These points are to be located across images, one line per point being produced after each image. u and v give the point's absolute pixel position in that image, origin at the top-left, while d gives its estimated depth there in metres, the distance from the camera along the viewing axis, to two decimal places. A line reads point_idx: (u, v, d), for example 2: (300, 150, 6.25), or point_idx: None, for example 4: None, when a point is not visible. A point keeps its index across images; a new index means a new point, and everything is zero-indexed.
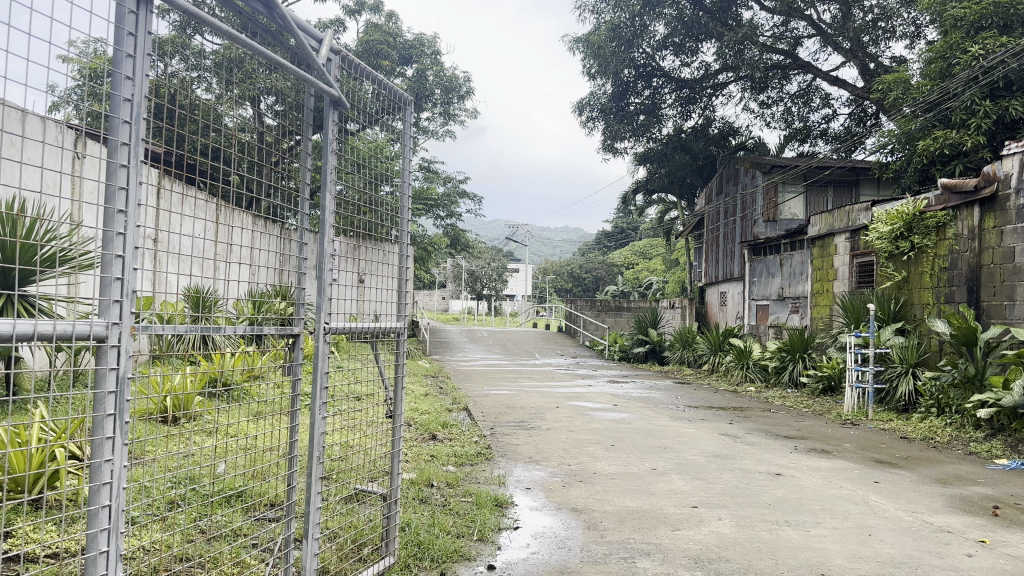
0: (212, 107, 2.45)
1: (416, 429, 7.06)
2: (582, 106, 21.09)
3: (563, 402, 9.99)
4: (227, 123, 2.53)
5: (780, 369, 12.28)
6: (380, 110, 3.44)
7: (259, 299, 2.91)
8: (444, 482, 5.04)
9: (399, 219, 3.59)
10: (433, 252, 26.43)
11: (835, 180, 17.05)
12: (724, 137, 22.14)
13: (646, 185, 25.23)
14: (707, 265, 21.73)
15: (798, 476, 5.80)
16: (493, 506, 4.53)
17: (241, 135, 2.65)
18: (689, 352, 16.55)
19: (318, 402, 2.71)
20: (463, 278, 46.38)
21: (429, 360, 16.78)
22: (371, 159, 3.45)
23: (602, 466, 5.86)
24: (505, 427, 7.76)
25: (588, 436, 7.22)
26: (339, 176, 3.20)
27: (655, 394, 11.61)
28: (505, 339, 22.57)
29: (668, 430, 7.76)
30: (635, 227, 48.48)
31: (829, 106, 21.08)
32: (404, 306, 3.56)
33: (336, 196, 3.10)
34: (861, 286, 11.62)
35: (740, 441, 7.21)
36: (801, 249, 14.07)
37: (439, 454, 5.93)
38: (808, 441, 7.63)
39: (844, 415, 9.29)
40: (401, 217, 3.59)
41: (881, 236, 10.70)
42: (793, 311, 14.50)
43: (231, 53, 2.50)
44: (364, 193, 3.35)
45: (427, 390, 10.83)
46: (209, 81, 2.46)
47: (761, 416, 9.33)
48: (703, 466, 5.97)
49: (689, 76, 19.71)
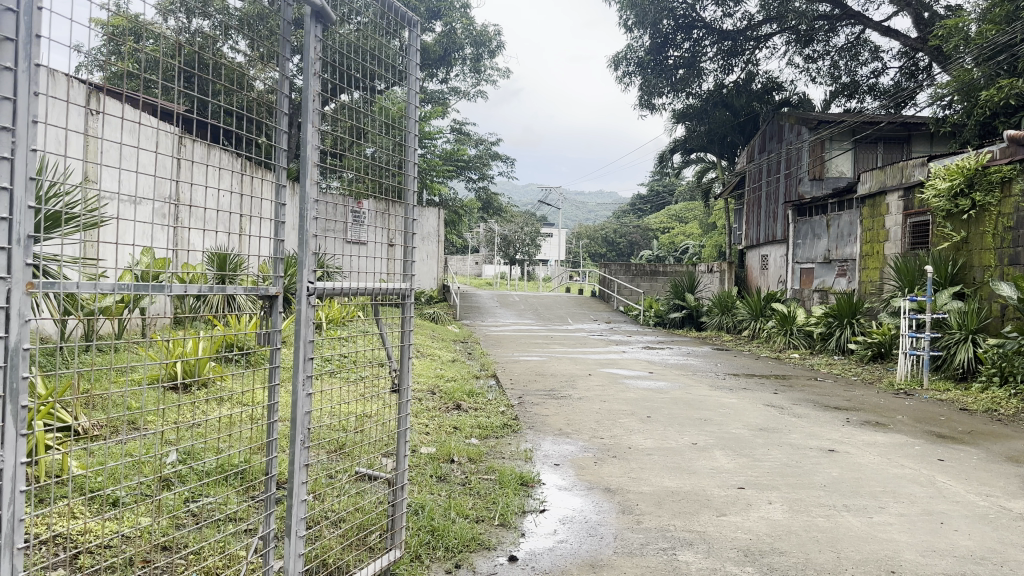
0: (242, 70, 2.27)
1: (439, 398, 6.68)
2: (617, 61, 20.30)
3: (596, 369, 9.55)
4: (256, 88, 2.36)
5: (827, 335, 11.69)
6: (408, 63, 3.00)
7: (275, 261, 2.55)
8: (466, 457, 4.64)
9: (403, 177, 3.03)
10: (465, 216, 26.06)
11: (885, 137, 16.15)
12: (767, 93, 21.23)
13: (684, 144, 24.41)
14: (747, 228, 20.98)
15: (855, 453, 5.30)
16: (518, 486, 4.12)
17: (269, 97, 2.42)
18: (729, 317, 15.99)
19: (301, 376, 2.25)
20: (496, 243, 45.98)
21: (458, 325, 16.43)
22: (395, 119, 3.01)
23: (637, 440, 5.42)
24: (534, 395, 7.35)
25: (622, 407, 6.77)
26: (370, 136, 2.78)
27: (693, 361, 11.10)
28: (537, 303, 22.17)
29: (708, 400, 7.29)
30: (671, 191, 47.54)
31: (879, 59, 20.01)
32: (411, 265, 3.05)
33: (362, 156, 2.71)
34: (915, 247, 10.92)
35: (786, 413, 6.71)
36: (850, 209, 13.37)
37: (463, 426, 5.53)
38: (860, 412, 7.10)
39: (897, 384, 8.70)
40: (406, 175, 3.02)
41: (939, 193, 9.95)
42: (840, 275, 13.83)
43: (255, 7, 2.26)
44: (387, 151, 2.91)
45: (455, 356, 10.47)
46: (239, 41, 2.23)
47: (807, 385, 8.81)
48: (749, 441, 5.50)
49: (732, 27, 18.78)
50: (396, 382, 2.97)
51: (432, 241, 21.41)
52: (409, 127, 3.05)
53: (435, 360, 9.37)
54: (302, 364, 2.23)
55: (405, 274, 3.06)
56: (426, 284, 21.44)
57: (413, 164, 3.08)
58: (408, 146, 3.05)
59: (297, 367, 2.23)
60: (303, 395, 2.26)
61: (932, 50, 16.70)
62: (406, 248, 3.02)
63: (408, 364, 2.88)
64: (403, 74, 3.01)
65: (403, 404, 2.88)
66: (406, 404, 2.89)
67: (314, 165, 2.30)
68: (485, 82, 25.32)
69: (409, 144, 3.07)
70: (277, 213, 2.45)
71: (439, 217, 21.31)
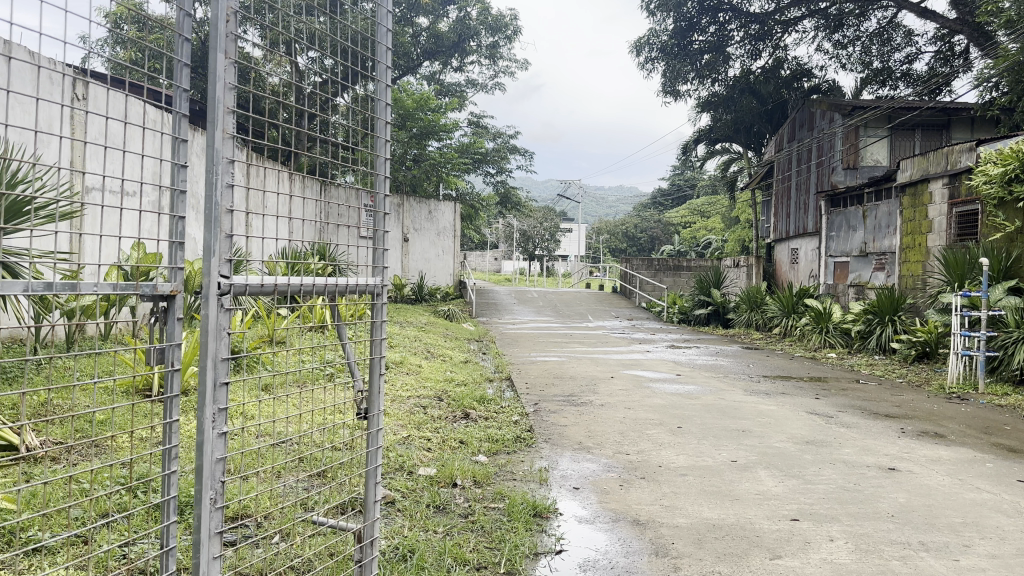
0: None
1: (447, 405, 6.06)
2: (639, 46, 19.61)
3: (619, 371, 8.88)
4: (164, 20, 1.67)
5: (866, 334, 10.95)
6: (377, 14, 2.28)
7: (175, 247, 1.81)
8: (471, 480, 3.99)
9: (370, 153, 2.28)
10: (483, 210, 25.50)
11: (923, 122, 15.26)
12: (795, 80, 20.39)
13: (709, 134, 23.61)
14: (776, 220, 20.17)
15: (920, 472, 4.61)
16: (529, 518, 3.48)
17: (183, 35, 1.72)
18: (758, 314, 15.26)
19: (209, 408, 1.55)
20: (515, 238, 45.40)
21: (475, 322, 15.80)
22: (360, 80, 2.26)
23: (667, 457, 4.76)
24: (552, 401, 6.71)
25: (649, 415, 6.10)
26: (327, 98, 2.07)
27: (723, 361, 10.40)
28: (557, 300, 21.50)
29: (744, 407, 6.61)
30: (693, 185, 46.69)
31: (913, 44, 19.02)
32: (383, 253, 2.30)
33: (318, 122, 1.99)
34: (962, 238, 10.08)
35: (832, 422, 6.02)
36: (888, 199, 12.59)
37: (471, 440, 4.89)
38: (913, 420, 6.37)
39: (948, 388, 7.93)
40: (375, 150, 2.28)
41: (990, 179, 9.04)
42: (877, 268, 13.04)
43: None
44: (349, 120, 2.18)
45: (469, 356, 9.86)
46: None
47: (850, 389, 8.09)
48: (797, 458, 4.82)
49: (759, 9, 17.96)
50: (364, 408, 2.29)
51: (448, 236, 20.90)
52: (379, 89, 2.31)
53: (446, 361, 8.76)
54: (211, 389, 1.55)
55: (376, 267, 2.31)
56: (442, 280, 20.90)
57: (384, 138, 2.33)
58: (378, 116, 2.31)
59: (205, 390, 1.54)
60: (215, 435, 1.57)
61: (973, 32, 15.79)
62: (378, 243, 2.27)
63: (380, 381, 2.27)
64: (370, 40, 2.28)
65: (375, 434, 2.27)
66: (378, 435, 2.27)
67: (228, 108, 1.60)
68: (503, 73, 24.75)
69: (378, 110, 2.31)
70: (174, 176, 1.68)
71: (456, 212, 20.86)
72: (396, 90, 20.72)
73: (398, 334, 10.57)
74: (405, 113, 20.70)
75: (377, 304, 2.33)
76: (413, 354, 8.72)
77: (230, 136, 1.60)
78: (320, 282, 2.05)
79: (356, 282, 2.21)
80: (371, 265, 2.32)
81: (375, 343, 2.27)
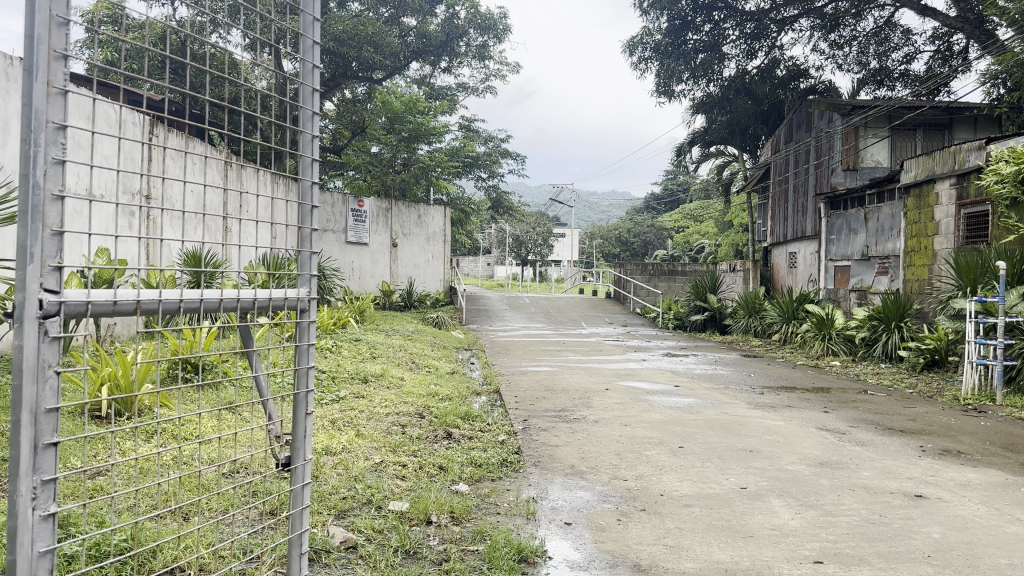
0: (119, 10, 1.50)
1: (428, 424, 5.57)
2: (633, 45, 19.21)
3: (614, 383, 8.38)
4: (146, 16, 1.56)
5: (871, 341, 10.52)
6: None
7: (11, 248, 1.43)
8: (449, 517, 3.51)
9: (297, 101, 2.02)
10: (474, 215, 25.02)
11: (925, 122, 14.88)
12: (791, 80, 20.02)
13: (704, 136, 23.19)
14: (772, 223, 19.79)
15: (951, 500, 4.13)
16: (514, 564, 2.99)
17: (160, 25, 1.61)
18: (757, 320, 14.82)
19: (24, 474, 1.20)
20: (507, 243, 44.76)
21: (464, 330, 15.28)
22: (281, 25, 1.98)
23: (670, 484, 4.28)
24: (542, 418, 6.21)
25: (648, 434, 5.61)
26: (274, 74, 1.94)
27: (722, 371, 9.92)
28: (550, 306, 21.00)
29: (750, 423, 6.13)
30: (686, 189, 46.19)
31: (910, 44, 18.63)
32: (312, 261, 1.89)
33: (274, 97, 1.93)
34: (971, 240, 9.65)
35: (846, 440, 5.54)
36: (890, 201, 12.18)
37: (452, 465, 4.40)
38: (932, 436, 5.89)
39: (963, 399, 7.47)
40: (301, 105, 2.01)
41: (1002, 178, 8.60)
42: (880, 273, 12.63)
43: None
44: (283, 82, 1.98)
45: (456, 367, 9.35)
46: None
47: (859, 401, 7.61)
48: (811, 484, 4.36)
49: (754, 8, 17.56)
50: (288, 458, 1.85)
51: (438, 241, 20.48)
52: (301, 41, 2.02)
53: (431, 373, 8.25)
54: (28, 456, 1.20)
55: (304, 277, 1.88)
56: (432, 286, 20.37)
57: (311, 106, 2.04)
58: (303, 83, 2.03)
59: (18, 460, 1.19)
60: (38, 519, 1.22)
61: (974, 30, 15.39)
62: (301, 241, 1.87)
63: (308, 422, 1.83)
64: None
65: (301, 490, 1.83)
66: (304, 492, 1.84)
67: (55, 54, 1.22)
68: (493, 75, 24.27)
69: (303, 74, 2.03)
70: None
71: (446, 216, 20.48)
72: (385, 92, 20.26)
73: (382, 344, 10.06)
74: (394, 115, 20.26)
75: (302, 318, 1.86)
76: (395, 365, 8.21)
77: (60, 91, 1.24)
78: (221, 297, 1.64)
79: (271, 295, 1.78)
80: (301, 276, 1.88)
81: (301, 373, 1.82)
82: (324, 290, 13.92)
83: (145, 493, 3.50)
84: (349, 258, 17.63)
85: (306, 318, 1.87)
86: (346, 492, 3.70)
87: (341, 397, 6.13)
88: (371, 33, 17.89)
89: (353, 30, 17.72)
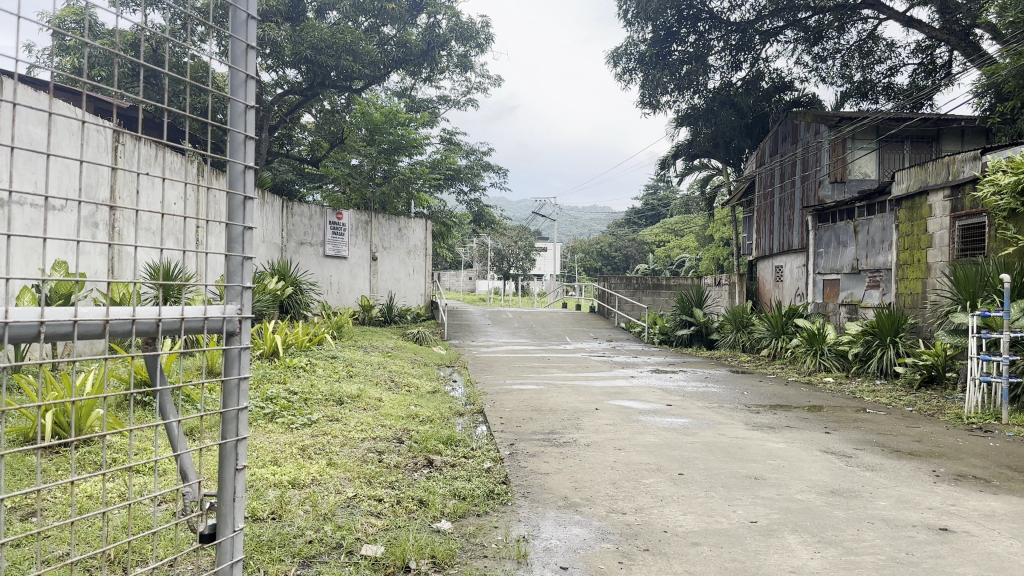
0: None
1: (408, 450, 5.16)
2: (617, 56, 19.08)
3: (603, 402, 7.99)
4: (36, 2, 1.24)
5: (865, 357, 10.21)
6: None
7: None
8: (430, 563, 3.10)
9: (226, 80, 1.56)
10: (455, 228, 24.64)
11: (912, 134, 14.73)
12: (775, 92, 19.87)
13: (687, 149, 22.99)
14: (758, 237, 19.56)
15: (979, 535, 3.76)
16: None
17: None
18: (745, 335, 14.53)
19: None
20: (489, 257, 44.34)
21: (446, 346, 14.86)
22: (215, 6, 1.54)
23: (673, 518, 3.90)
24: (530, 441, 5.80)
25: (645, 459, 5.23)
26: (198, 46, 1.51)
27: (713, 388, 9.56)
28: (533, 320, 20.64)
29: (750, 446, 5.76)
30: (669, 204, 46.06)
31: (894, 56, 18.49)
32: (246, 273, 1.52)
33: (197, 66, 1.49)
34: (966, 253, 9.40)
35: (854, 465, 5.19)
36: (881, 213, 11.95)
37: (431, 499, 3.99)
38: (944, 459, 5.55)
39: (966, 418, 7.16)
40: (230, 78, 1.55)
41: (1000, 189, 8.35)
42: (872, 287, 12.39)
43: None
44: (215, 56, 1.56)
45: (437, 385, 8.92)
46: None
47: (861, 421, 7.26)
48: (826, 517, 3.98)
49: (738, 19, 17.44)
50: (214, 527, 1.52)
51: (419, 254, 20.02)
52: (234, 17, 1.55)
53: (411, 393, 7.82)
54: None
55: (233, 290, 1.50)
56: (413, 301, 19.91)
57: (245, 72, 1.59)
58: (234, 39, 1.55)
59: None
60: None
61: (960, 41, 15.28)
62: (231, 244, 1.50)
63: (237, 482, 1.48)
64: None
65: (228, 569, 1.48)
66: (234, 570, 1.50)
67: None
68: (475, 88, 23.99)
69: (234, 28, 1.56)
70: None
71: (427, 229, 20.06)
72: (365, 103, 19.90)
73: (361, 361, 9.63)
74: (374, 127, 19.91)
75: (230, 345, 1.50)
76: (373, 385, 7.78)
77: None
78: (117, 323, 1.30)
79: (196, 313, 1.43)
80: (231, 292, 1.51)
81: (230, 419, 1.47)
82: (300, 304, 13.49)
83: (87, 537, 3.16)
84: (327, 272, 17.24)
85: (238, 344, 1.52)
86: (314, 532, 3.31)
87: (313, 421, 5.71)
88: (349, 41, 17.56)
89: (331, 39, 17.34)
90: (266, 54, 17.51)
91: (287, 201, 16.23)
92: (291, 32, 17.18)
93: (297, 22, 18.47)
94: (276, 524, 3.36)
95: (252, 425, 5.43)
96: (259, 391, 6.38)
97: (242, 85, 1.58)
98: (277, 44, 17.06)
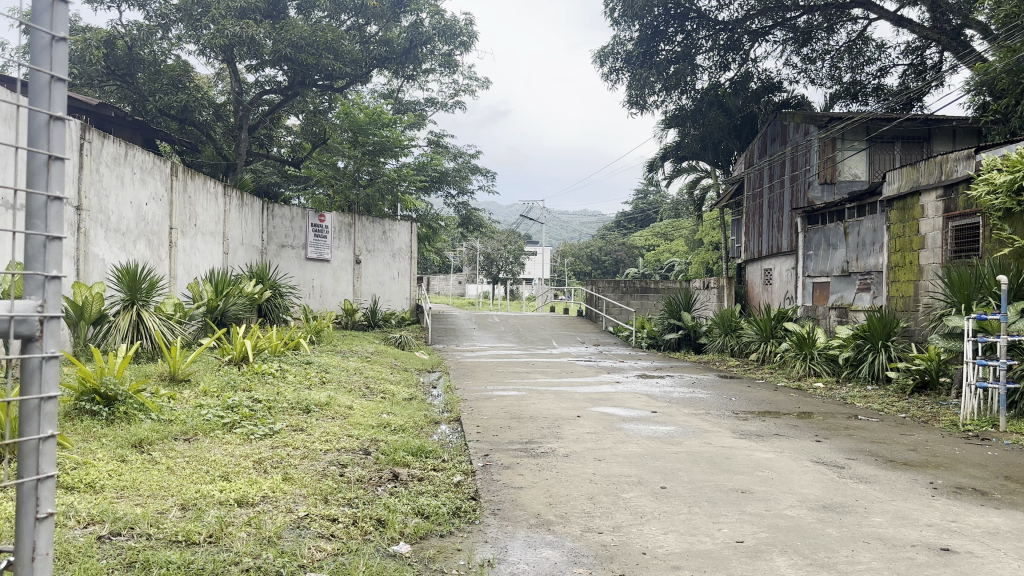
0: None
1: (374, 462, 4.84)
2: (603, 56, 18.89)
3: (585, 409, 7.69)
4: None
5: (856, 362, 9.95)
6: None
7: None
8: None
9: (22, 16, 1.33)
10: (442, 231, 24.31)
11: (903, 134, 14.55)
12: (764, 93, 19.68)
13: (676, 151, 22.75)
14: (746, 240, 19.34)
15: (984, 556, 3.46)
16: None
17: None
18: (733, 339, 14.27)
19: None
20: (478, 262, 44.02)
21: (428, 350, 14.51)
22: None
23: (653, 538, 3.59)
24: (505, 452, 5.50)
25: (626, 471, 4.92)
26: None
27: (700, 394, 9.27)
28: (520, 324, 20.33)
29: (739, 456, 5.46)
30: (658, 208, 45.90)
31: (883, 57, 18.32)
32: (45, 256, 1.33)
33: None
34: (959, 254, 9.16)
35: (848, 477, 4.90)
36: (872, 214, 11.72)
37: (391, 519, 3.65)
38: (941, 470, 5.27)
39: (963, 425, 6.90)
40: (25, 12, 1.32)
41: (995, 188, 8.11)
42: (862, 290, 12.17)
43: None
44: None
45: (415, 392, 8.60)
46: None
47: (854, 428, 6.98)
48: (818, 537, 3.67)
49: (727, 17, 17.23)
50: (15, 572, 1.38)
51: (404, 257, 19.65)
52: None
53: (386, 400, 7.49)
54: None
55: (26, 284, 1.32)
56: (398, 305, 19.54)
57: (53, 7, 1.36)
58: None
59: None
60: None
61: (950, 41, 15.11)
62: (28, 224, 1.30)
63: (40, 534, 1.35)
64: None
65: None
66: None
67: None
68: (461, 89, 23.70)
69: None
70: None
71: (412, 232, 19.65)
72: (348, 103, 19.59)
73: (336, 367, 9.30)
74: (357, 128, 19.58)
75: (28, 354, 1.33)
76: (346, 392, 7.42)
77: None
78: None
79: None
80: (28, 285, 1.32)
81: (29, 453, 1.32)
82: (279, 308, 13.15)
83: None
84: (309, 275, 16.89)
85: (39, 352, 1.34)
86: (249, 560, 2.96)
87: (275, 431, 5.38)
88: (330, 40, 17.26)
89: (312, 37, 17.03)
90: (245, 53, 17.20)
91: (267, 203, 15.88)
92: (272, 29, 16.88)
93: (277, 20, 18.15)
94: (211, 550, 3.02)
95: (208, 436, 5.10)
96: (221, 399, 6.04)
97: (51, 11, 1.36)
98: (257, 41, 16.75)
